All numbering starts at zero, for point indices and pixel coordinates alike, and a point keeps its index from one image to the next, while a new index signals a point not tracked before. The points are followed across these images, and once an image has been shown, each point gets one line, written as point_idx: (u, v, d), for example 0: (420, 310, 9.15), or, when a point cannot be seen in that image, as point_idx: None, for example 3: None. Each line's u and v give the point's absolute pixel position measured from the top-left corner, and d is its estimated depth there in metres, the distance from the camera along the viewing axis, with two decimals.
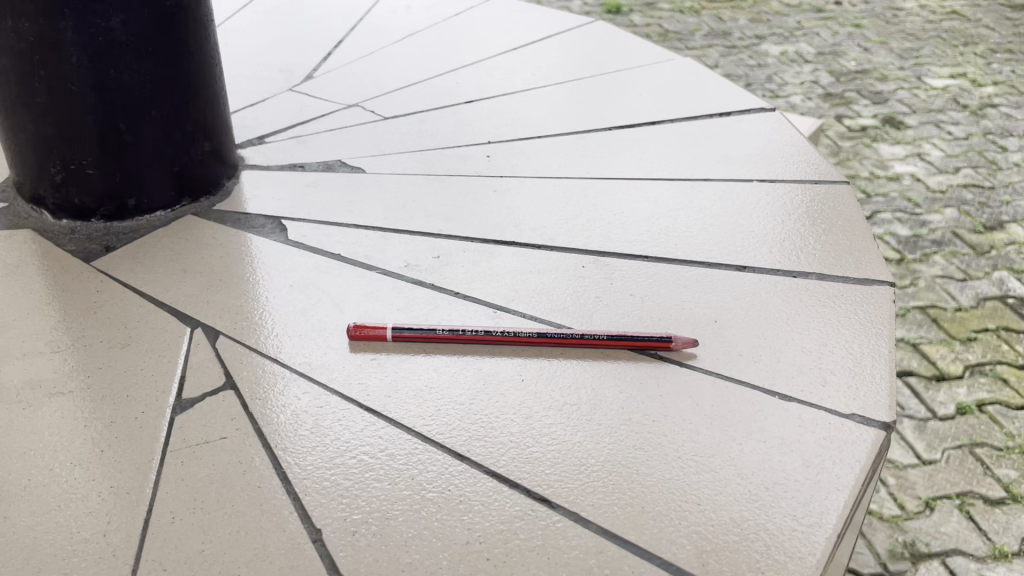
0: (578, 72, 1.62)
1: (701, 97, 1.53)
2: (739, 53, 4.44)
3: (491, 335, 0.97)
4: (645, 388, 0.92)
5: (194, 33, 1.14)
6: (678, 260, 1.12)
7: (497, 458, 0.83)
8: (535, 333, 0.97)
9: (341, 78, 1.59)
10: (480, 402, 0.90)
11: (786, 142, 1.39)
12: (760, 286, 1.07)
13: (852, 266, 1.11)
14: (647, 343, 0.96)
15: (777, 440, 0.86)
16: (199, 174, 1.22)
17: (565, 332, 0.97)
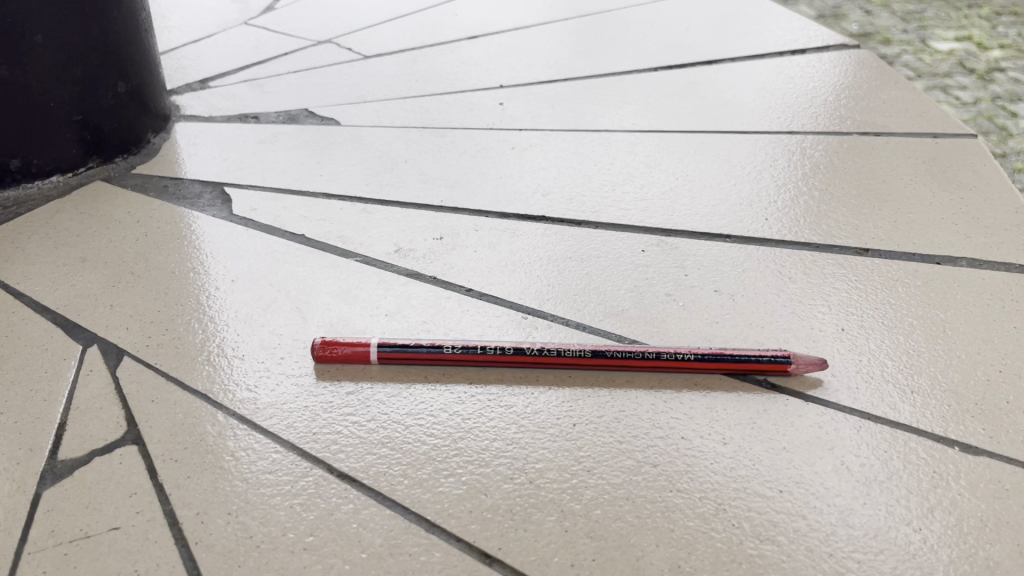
0: (606, 4, 1.30)
1: (762, 32, 1.21)
2: None
3: (524, 353, 0.66)
4: (758, 437, 0.61)
5: None
6: (772, 241, 0.81)
7: (546, 562, 0.52)
8: (587, 351, 0.66)
9: (308, 9, 1.26)
10: (512, 461, 0.59)
11: (882, 87, 1.08)
12: (894, 278, 0.76)
13: (1010, 247, 0.80)
14: (758, 365, 0.66)
15: (974, 523, 0.56)
16: (113, 126, 0.90)
17: (631, 350, 0.66)
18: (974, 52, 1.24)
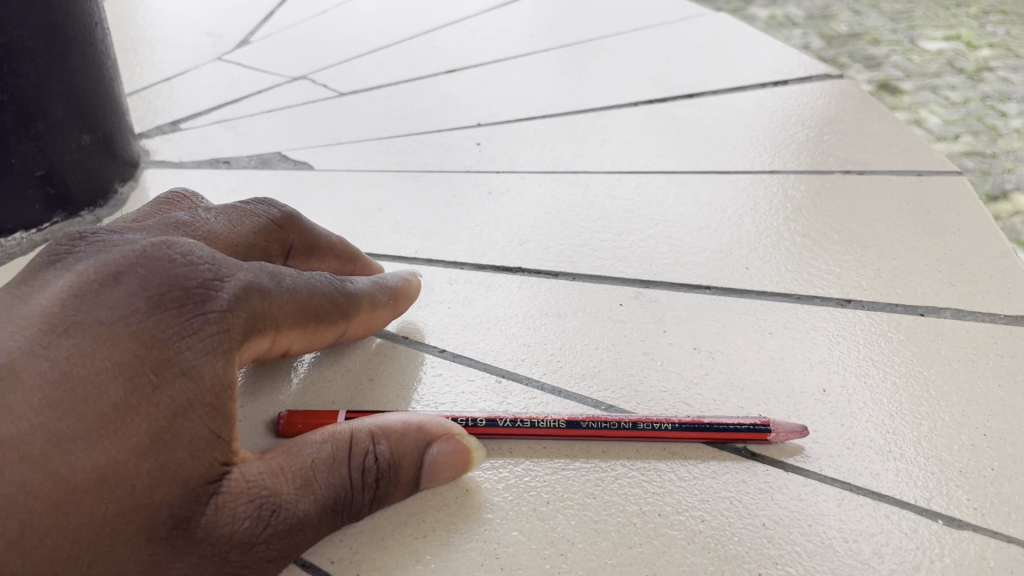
0: (587, 33, 1.29)
1: (747, 63, 1.20)
2: None
3: (498, 425, 0.65)
4: (737, 513, 0.59)
5: None
6: (753, 292, 0.79)
7: None
8: (562, 420, 0.65)
9: (284, 43, 1.25)
10: (480, 544, 0.57)
11: (865, 121, 1.06)
12: (878, 332, 0.75)
13: (997, 297, 0.78)
14: (740, 434, 0.64)
15: None
16: (77, 178, 0.88)
17: (608, 420, 0.65)
18: (964, 51, 1.35)
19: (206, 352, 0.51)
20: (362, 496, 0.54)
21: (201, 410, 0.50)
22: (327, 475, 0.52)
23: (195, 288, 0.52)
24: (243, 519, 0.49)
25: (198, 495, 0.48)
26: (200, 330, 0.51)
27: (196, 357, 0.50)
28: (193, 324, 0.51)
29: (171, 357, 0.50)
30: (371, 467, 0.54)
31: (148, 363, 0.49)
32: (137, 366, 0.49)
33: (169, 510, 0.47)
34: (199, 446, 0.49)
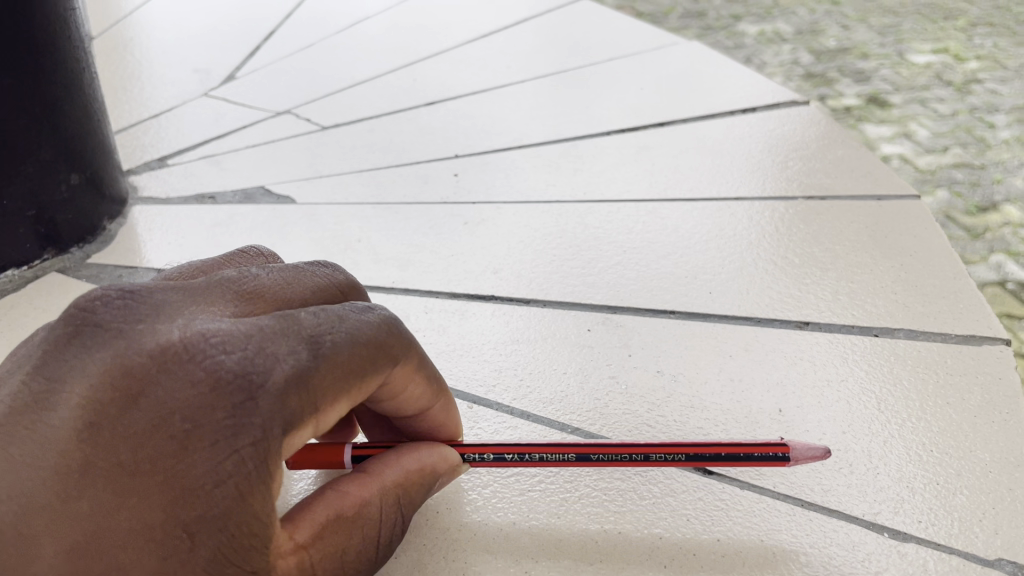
0: (564, 63, 1.33)
1: (718, 90, 1.24)
2: None
3: (505, 460, 0.64)
4: (692, 529, 0.62)
5: (55, 27, 0.85)
6: (716, 315, 0.83)
7: None
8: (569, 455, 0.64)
9: (269, 78, 1.29)
10: (450, 565, 0.60)
11: (830, 147, 1.10)
12: (834, 353, 0.78)
13: (949, 317, 0.81)
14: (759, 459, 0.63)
15: None
16: (66, 217, 0.91)
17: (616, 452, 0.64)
18: (951, 65, 1.55)
19: (235, 486, 0.46)
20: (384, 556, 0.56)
21: (231, 544, 0.46)
22: (356, 573, 0.53)
23: (215, 418, 0.46)
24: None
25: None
26: (226, 474, 0.46)
27: (221, 497, 0.46)
28: (217, 465, 0.46)
29: (200, 501, 0.46)
30: (389, 545, 0.55)
31: (177, 508, 0.45)
32: (163, 515, 0.45)
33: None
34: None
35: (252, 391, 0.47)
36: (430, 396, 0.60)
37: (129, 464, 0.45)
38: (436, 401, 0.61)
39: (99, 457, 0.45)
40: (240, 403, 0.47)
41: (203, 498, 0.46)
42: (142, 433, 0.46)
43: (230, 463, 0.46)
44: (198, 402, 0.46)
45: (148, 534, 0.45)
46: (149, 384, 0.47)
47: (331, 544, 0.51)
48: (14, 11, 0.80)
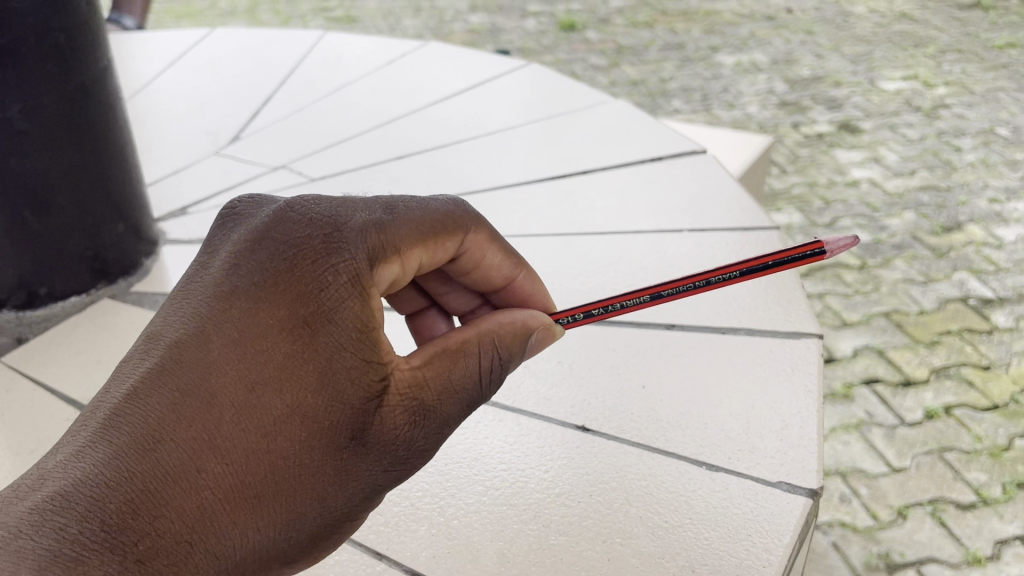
0: (511, 119, 1.61)
1: (635, 141, 1.52)
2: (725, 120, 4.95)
3: (593, 315, 0.85)
4: (570, 466, 0.89)
5: (103, 115, 1.13)
6: (605, 320, 1.10)
7: (418, 555, 0.81)
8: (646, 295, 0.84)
9: (268, 137, 1.57)
10: (400, 493, 0.88)
11: (717, 187, 1.37)
12: (690, 345, 1.05)
13: (781, 318, 1.08)
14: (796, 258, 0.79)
15: (701, 515, 0.83)
16: (114, 256, 1.19)
17: (679, 287, 0.84)
18: None
19: (348, 294, 0.65)
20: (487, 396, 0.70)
21: (351, 339, 0.64)
22: (465, 385, 0.68)
23: (323, 245, 0.67)
24: (404, 424, 0.66)
25: (366, 405, 0.64)
26: (340, 282, 0.65)
27: (340, 302, 0.65)
28: (328, 277, 0.65)
29: (321, 305, 0.64)
30: (496, 372, 0.70)
31: (303, 314, 0.64)
32: (296, 317, 0.64)
33: (344, 423, 0.64)
34: (355, 369, 0.64)
35: (345, 231, 0.68)
36: (512, 266, 0.83)
37: (264, 288, 0.65)
38: (519, 272, 0.84)
39: (244, 282, 0.65)
40: (340, 239, 0.67)
41: (324, 303, 0.65)
42: (269, 267, 0.66)
43: (342, 276, 0.66)
44: (304, 238, 0.67)
45: (288, 334, 0.63)
46: (275, 233, 0.67)
47: (439, 365, 0.68)
48: (72, 105, 1.08)
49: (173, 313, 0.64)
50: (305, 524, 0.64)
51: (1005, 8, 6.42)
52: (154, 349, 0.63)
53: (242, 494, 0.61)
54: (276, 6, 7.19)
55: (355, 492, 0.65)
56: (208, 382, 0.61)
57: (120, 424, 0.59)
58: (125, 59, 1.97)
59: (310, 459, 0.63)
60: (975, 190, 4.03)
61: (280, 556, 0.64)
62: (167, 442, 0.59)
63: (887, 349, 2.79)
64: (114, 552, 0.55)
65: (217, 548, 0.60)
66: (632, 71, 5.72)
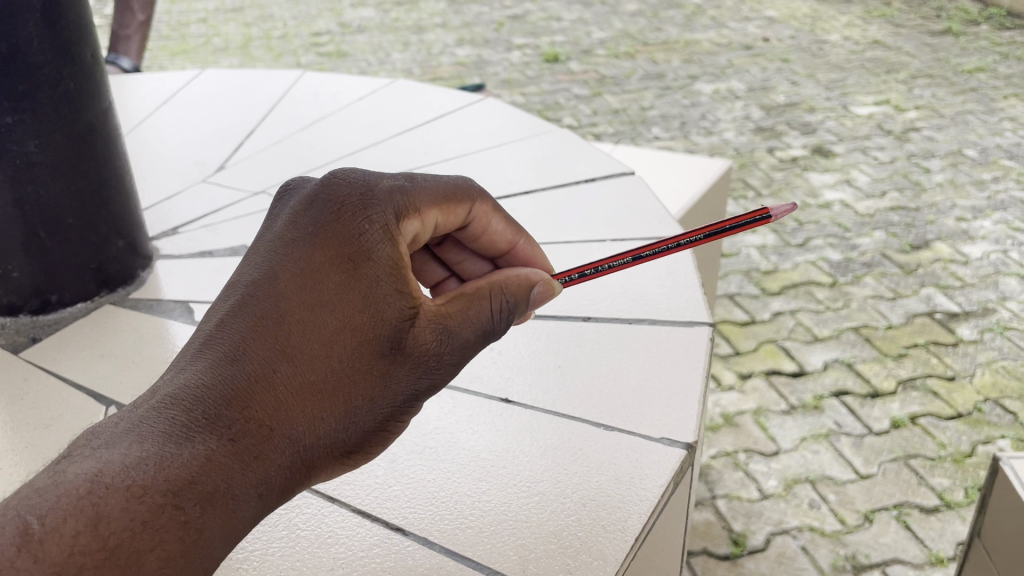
0: (467, 147, 1.85)
1: (572, 168, 1.76)
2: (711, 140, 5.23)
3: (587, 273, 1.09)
4: (495, 428, 1.09)
5: (106, 149, 1.34)
6: (533, 315, 1.31)
7: (362, 498, 1.00)
8: (629, 256, 1.11)
9: (249, 166, 1.77)
10: None
11: (639, 204, 1.61)
12: (602, 334, 1.26)
13: (680, 310, 1.29)
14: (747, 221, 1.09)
15: (595, 463, 1.03)
16: (114, 268, 1.39)
17: (658, 247, 1.10)
18: None
19: (381, 238, 0.84)
20: (501, 325, 0.87)
21: (386, 272, 0.83)
22: (480, 312, 0.85)
23: (360, 203, 0.85)
24: (432, 340, 0.83)
25: (400, 323, 0.82)
26: (374, 228, 0.84)
27: (375, 243, 0.83)
28: (366, 226, 0.84)
29: (361, 245, 0.83)
30: (505, 307, 0.86)
31: (347, 253, 0.82)
32: (342, 255, 0.82)
33: (384, 336, 0.81)
34: (391, 294, 0.82)
35: (377, 192, 0.87)
36: (514, 233, 1.05)
37: (315, 236, 0.84)
38: (519, 239, 1.06)
39: (301, 232, 0.84)
40: (374, 197, 0.86)
41: (363, 244, 0.83)
42: (319, 221, 0.85)
43: (376, 224, 0.84)
44: (345, 196, 0.86)
45: (336, 268, 0.82)
46: (324, 196, 0.86)
47: (460, 298, 0.85)
48: (79, 140, 1.29)
49: (249, 262, 0.84)
50: (359, 419, 0.81)
51: (974, 34, 6.71)
52: (238, 289, 0.83)
53: (308, 391, 0.79)
54: (269, 43, 7.42)
55: (398, 393, 0.83)
56: (276, 307, 0.80)
57: (215, 343, 0.79)
58: (122, 99, 2.18)
59: (359, 364, 0.81)
60: (942, 210, 4.28)
61: (343, 447, 0.82)
62: (249, 352, 0.78)
63: (857, 361, 3.25)
64: (214, 432, 0.74)
65: (291, 434, 0.78)
66: (614, 100, 5.95)
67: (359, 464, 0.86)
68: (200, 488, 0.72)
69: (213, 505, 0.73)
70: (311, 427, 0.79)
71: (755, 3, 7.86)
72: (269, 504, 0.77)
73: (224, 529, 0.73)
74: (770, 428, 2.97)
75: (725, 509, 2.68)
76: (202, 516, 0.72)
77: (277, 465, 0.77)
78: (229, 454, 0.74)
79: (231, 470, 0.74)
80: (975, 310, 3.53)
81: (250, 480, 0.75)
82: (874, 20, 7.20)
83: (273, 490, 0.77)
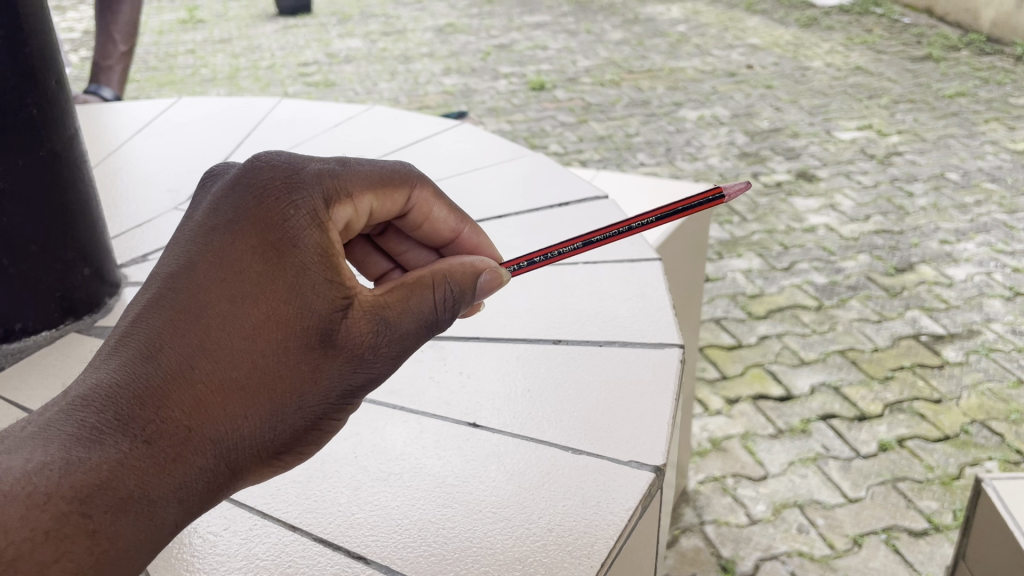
0: (440, 173, 1.88)
1: (546, 192, 1.76)
2: (695, 166, 5.25)
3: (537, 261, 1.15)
4: (462, 453, 1.08)
5: (72, 175, 1.35)
6: (504, 338, 1.31)
7: (324, 527, 0.98)
8: (581, 242, 1.17)
9: None
10: (315, 479, 1.05)
11: (611, 229, 1.61)
12: (571, 355, 1.25)
13: (650, 332, 1.29)
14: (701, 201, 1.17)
15: (562, 488, 1.01)
16: (80, 296, 1.38)
17: (608, 232, 1.16)
18: None
19: (308, 224, 0.82)
20: (444, 315, 0.86)
21: (313, 261, 0.81)
22: (422, 303, 0.84)
23: (286, 186, 0.83)
24: (367, 332, 0.81)
25: (332, 314, 0.80)
26: (300, 214, 0.82)
27: (302, 230, 0.81)
28: (291, 211, 0.82)
29: (286, 233, 0.81)
30: (449, 298, 0.86)
31: (271, 241, 0.81)
32: (264, 244, 0.80)
33: (313, 328, 0.80)
34: (320, 285, 0.80)
35: (305, 174, 0.85)
36: (457, 221, 1.08)
37: (237, 223, 0.82)
38: (463, 227, 1.09)
39: (221, 220, 0.82)
40: (300, 180, 0.84)
41: (288, 232, 0.81)
42: (242, 207, 0.82)
43: (302, 209, 0.82)
44: (268, 179, 0.84)
45: (259, 258, 0.80)
46: (247, 181, 0.84)
47: (401, 289, 0.84)
48: (45, 167, 1.30)
49: (169, 252, 0.82)
50: (288, 416, 0.80)
51: (955, 59, 6.79)
52: (157, 281, 0.81)
53: (230, 389, 0.78)
54: (256, 73, 7.46)
55: (330, 389, 0.81)
56: (195, 301, 0.79)
57: (129, 340, 0.77)
58: (98, 128, 2.18)
59: (285, 359, 0.79)
60: (926, 232, 4.30)
61: (273, 446, 0.81)
62: (166, 349, 0.77)
63: (843, 385, 3.25)
64: (126, 433, 0.74)
65: (212, 434, 0.77)
66: (599, 127, 5.98)
67: (301, 457, 0.85)
68: (111, 494, 0.72)
69: (128, 511, 0.72)
70: (234, 426, 0.78)
71: (738, 31, 7.95)
72: (191, 506, 0.77)
73: (140, 535, 0.73)
74: (758, 453, 2.95)
75: (713, 535, 2.65)
76: (114, 523, 0.72)
77: (197, 468, 0.76)
78: (143, 458, 0.74)
79: (146, 473, 0.74)
80: (960, 332, 3.53)
81: (167, 484, 0.75)
82: (856, 47, 7.29)
83: (194, 493, 0.76)
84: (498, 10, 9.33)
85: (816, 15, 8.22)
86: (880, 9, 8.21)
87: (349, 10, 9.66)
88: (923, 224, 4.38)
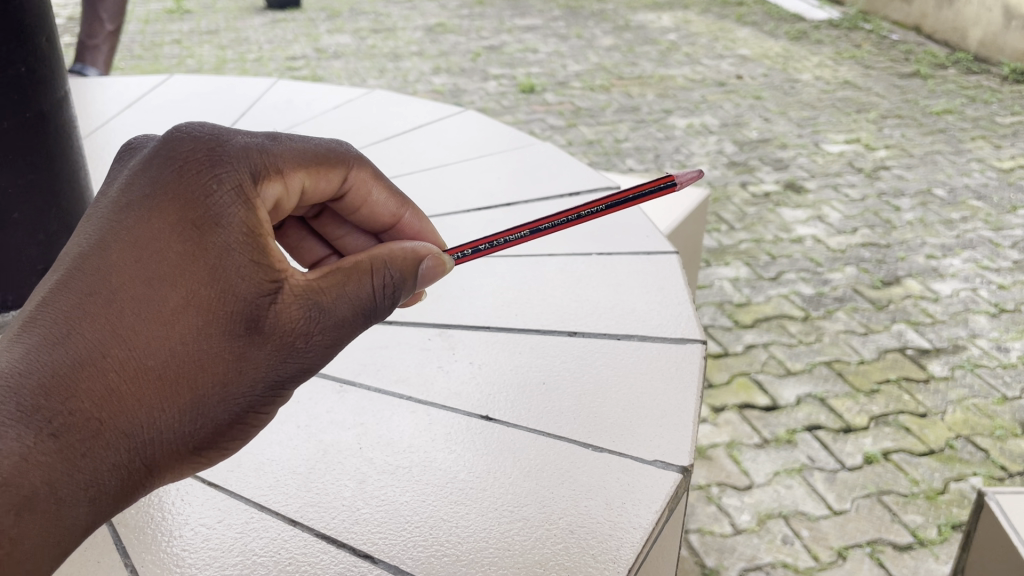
0: (445, 160, 1.82)
1: (548, 182, 1.70)
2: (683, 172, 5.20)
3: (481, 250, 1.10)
4: (473, 447, 1.01)
5: (60, 140, 1.28)
6: (517, 328, 1.24)
7: (327, 522, 0.90)
8: (529, 230, 1.12)
9: None
10: (316, 470, 0.98)
11: (620, 224, 1.55)
12: (587, 350, 1.18)
13: (674, 328, 1.22)
14: (657, 191, 1.11)
15: (584, 487, 0.94)
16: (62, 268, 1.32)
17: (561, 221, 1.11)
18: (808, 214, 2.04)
19: (233, 200, 0.77)
20: (382, 302, 0.82)
21: (238, 241, 0.76)
22: (360, 288, 0.80)
23: (206, 160, 0.78)
24: (299, 318, 0.77)
25: (262, 299, 0.76)
26: (224, 190, 0.77)
27: (226, 206, 0.76)
28: (211, 186, 0.77)
29: (209, 210, 0.76)
30: (389, 283, 0.81)
31: (193, 217, 0.75)
32: (184, 221, 0.75)
33: (238, 316, 0.75)
34: (246, 267, 0.76)
35: (230, 147, 0.80)
36: (397, 205, 1.03)
37: (156, 198, 0.76)
38: (404, 211, 1.04)
39: (138, 195, 0.76)
40: (224, 153, 0.79)
41: (211, 209, 0.76)
42: (159, 180, 0.77)
43: (227, 184, 0.77)
44: (189, 151, 0.78)
45: (179, 237, 0.75)
46: (161, 155, 0.78)
47: (334, 276, 0.79)
48: (28, 131, 1.23)
49: (81, 228, 0.76)
50: (211, 409, 0.76)
51: (942, 76, 6.81)
52: (66, 260, 0.75)
53: (145, 380, 0.73)
54: (243, 66, 7.35)
55: (257, 378, 0.77)
56: (108, 284, 0.73)
57: (33, 324, 0.71)
58: (84, 101, 2.09)
59: (209, 347, 0.75)
60: (912, 246, 4.28)
61: (193, 442, 0.77)
62: (74, 334, 0.71)
63: (829, 396, 3.20)
64: (29, 426, 0.67)
65: (126, 429, 0.72)
66: (589, 131, 5.93)
67: (220, 459, 0.81)
68: (14, 492, 0.66)
69: (32, 511, 0.67)
70: (152, 418, 0.73)
71: (728, 41, 7.93)
72: (103, 504, 0.72)
73: (48, 538, 0.68)
74: (743, 462, 2.90)
75: (698, 544, 2.58)
76: (15, 525, 0.66)
77: (110, 463, 0.72)
78: (50, 453, 0.68)
79: (54, 470, 0.68)
80: (946, 347, 3.50)
81: (77, 481, 0.69)
82: (845, 61, 7.29)
83: (107, 492, 0.72)
84: (489, 11, 9.28)
85: (806, 28, 8.21)
86: (869, 25, 8.23)
87: (340, 6, 9.56)
88: (911, 239, 4.35)
